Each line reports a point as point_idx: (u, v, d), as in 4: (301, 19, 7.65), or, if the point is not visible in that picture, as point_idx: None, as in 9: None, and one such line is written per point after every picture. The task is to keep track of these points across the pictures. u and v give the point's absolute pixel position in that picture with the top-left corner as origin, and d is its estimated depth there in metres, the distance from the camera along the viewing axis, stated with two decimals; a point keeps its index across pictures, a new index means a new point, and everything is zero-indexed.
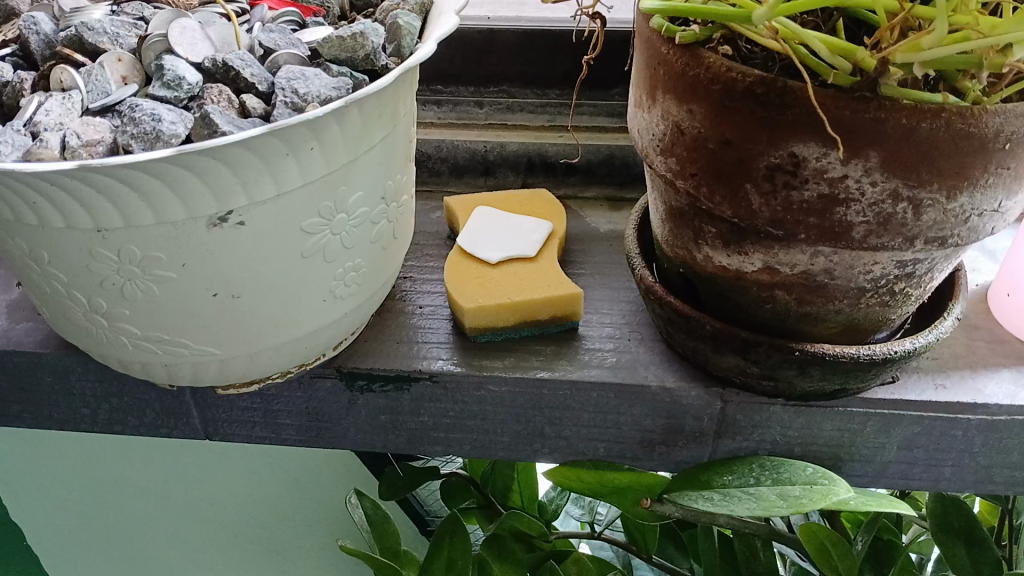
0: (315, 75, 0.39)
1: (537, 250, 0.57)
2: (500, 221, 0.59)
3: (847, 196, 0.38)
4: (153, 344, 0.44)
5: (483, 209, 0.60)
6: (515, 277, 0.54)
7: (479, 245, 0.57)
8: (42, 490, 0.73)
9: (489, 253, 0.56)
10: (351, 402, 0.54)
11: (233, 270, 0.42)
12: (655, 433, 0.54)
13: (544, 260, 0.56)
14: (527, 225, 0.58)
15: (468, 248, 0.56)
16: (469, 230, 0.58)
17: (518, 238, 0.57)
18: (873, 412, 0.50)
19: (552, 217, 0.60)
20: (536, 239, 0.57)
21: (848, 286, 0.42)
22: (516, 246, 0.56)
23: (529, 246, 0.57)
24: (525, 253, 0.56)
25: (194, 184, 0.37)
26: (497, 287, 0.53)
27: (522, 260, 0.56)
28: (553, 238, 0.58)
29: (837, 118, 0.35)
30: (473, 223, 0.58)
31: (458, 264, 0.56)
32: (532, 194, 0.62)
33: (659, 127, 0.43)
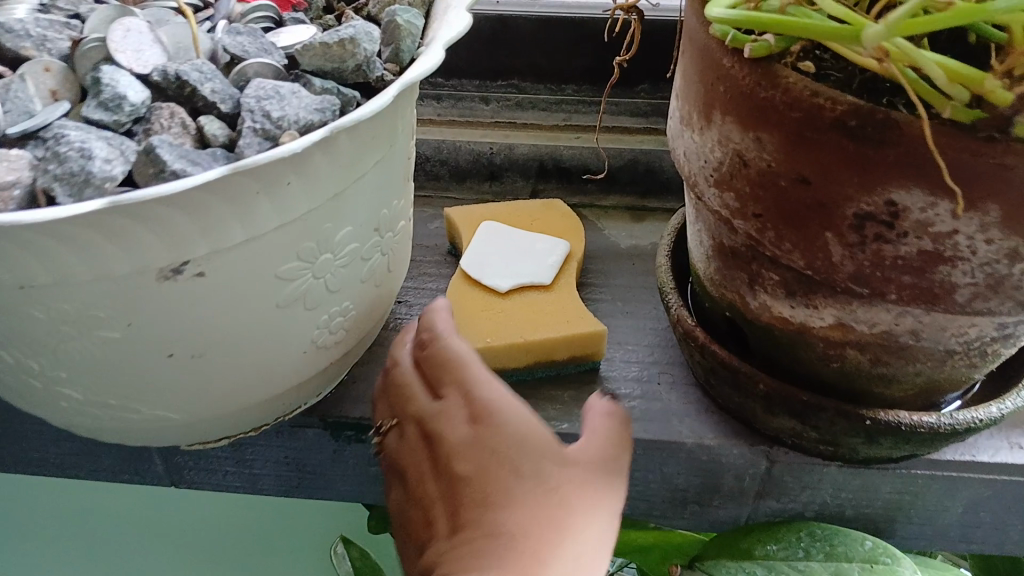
0: (291, 93, 0.31)
1: (554, 276, 0.49)
2: (509, 240, 0.51)
3: (954, 254, 0.30)
4: (100, 407, 0.37)
5: (490, 225, 0.52)
6: (530, 310, 0.47)
7: (485, 271, 0.49)
8: None
9: (499, 280, 0.48)
10: (336, 453, 0.47)
11: (195, 327, 0.34)
12: (688, 491, 0.47)
13: (562, 289, 0.49)
14: (540, 245, 0.51)
15: (473, 274, 0.49)
16: (474, 251, 0.50)
17: (531, 262, 0.50)
18: (938, 474, 0.44)
19: (570, 236, 0.53)
20: (552, 263, 0.50)
21: (934, 347, 0.35)
22: (529, 271, 0.49)
23: (544, 271, 0.49)
24: (541, 280, 0.48)
25: (138, 235, 0.29)
26: (508, 321, 0.46)
27: (537, 289, 0.48)
28: (571, 261, 0.51)
29: (955, 163, 0.28)
30: (479, 244, 0.51)
31: (461, 294, 0.48)
32: (544, 206, 0.55)
33: (713, 153, 0.35)
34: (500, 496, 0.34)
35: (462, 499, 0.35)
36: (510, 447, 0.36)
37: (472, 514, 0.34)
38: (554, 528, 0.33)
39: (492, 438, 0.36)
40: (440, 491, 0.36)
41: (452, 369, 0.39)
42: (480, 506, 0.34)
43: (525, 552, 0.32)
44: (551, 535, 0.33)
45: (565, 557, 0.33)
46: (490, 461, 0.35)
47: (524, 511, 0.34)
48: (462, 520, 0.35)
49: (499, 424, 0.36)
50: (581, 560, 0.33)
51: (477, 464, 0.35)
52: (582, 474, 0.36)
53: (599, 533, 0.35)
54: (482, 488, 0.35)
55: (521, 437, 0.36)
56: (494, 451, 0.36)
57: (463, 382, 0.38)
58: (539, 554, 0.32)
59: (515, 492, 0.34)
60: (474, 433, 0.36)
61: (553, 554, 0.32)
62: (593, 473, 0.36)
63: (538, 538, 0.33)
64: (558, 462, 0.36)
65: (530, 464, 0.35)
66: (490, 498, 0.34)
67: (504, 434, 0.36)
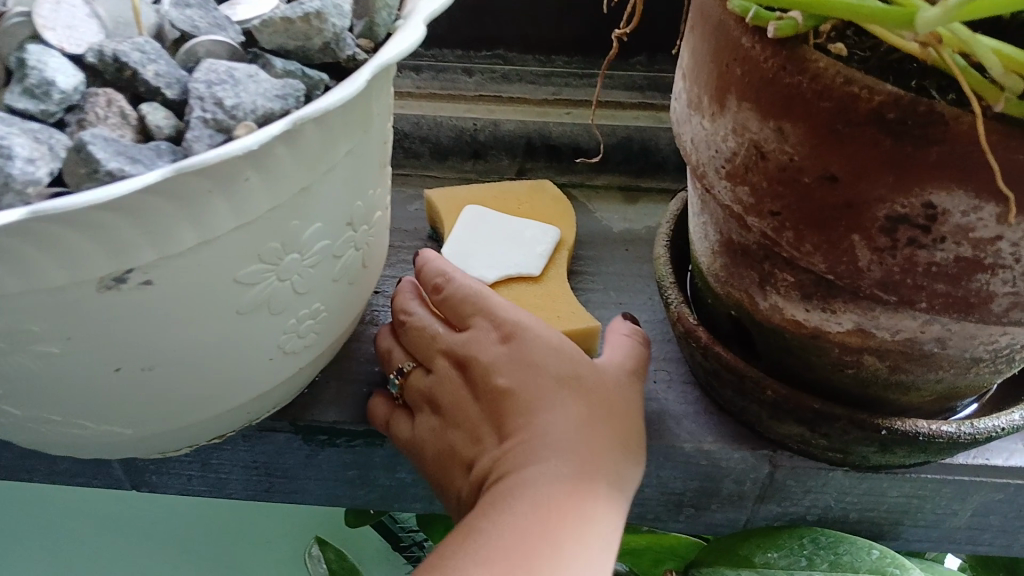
0: (249, 77, 0.27)
1: (543, 267, 0.46)
2: (496, 224, 0.48)
3: (994, 261, 0.27)
4: (41, 424, 0.33)
5: (474, 206, 0.48)
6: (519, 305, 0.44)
7: (472, 258, 0.46)
8: None
9: (487, 270, 0.45)
10: (308, 457, 0.44)
11: (147, 337, 0.30)
12: (684, 495, 0.44)
13: (550, 281, 0.46)
14: (529, 231, 0.48)
15: (459, 262, 0.45)
16: (458, 237, 0.47)
17: (519, 250, 0.47)
18: (950, 479, 0.41)
19: (558, 220, 0.50)
20: (541, 253, 0.47)
21: (960, 356, 0.33)
22: (518, 261, 0.46)
23: (533, 261, 0.46)
24: (530, 272, 0.46)
25: (73, 243, 0.25)
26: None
27: (524, 281, 0.46)
28: (561, 249, 0.48)
29: (1007, 163, 0.25)
30: (464, 227, 0.47)
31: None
32: (531, 184, 0.52)
33: (725, 142, 0.31)
34: (548, 402, 0.36)
35: (510, 411, 0.37)
36: (549, 358, 0.38)
37: (518, 427, 0.36)
38: (600, 426, 0.36)
39: (528, 353, 0.38)
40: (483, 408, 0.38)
41: (473, 299, 0.40)
42: (530, 414, 0.36)
43: (585, 450, 0.35)
44: (600, 431, 0.36)
45: (615, 451, 0.36)
46: (532, 373, 0.37)
47: (574, 414, 0.36)
48: (514, 430, 0.36)
49: (531, 341, 0.38)
50: (626, 452, 0.37)
51: (517, 380, 0.37)
52: (610, 377, 0.39)
53: (634, 429, 0.38)
54: (530, 398, 0.37)
55: (555, 348, 0.38)
56: (532, 364, 0.37)
57: (488, 307, 0.39)
58: (595, 450, 0.35)
59: (561, 398, 0.37)
60: (509, 350, 0.38)
61: (605, 447, 0.36)
62: (618, 378, 0.39)
63: (592, 438, 0.36)
64: (591, 368, 0.38)
65: (568, 373, 0.38)
66: (539, 406, 0.36)
67: (539, 346, 0.38)
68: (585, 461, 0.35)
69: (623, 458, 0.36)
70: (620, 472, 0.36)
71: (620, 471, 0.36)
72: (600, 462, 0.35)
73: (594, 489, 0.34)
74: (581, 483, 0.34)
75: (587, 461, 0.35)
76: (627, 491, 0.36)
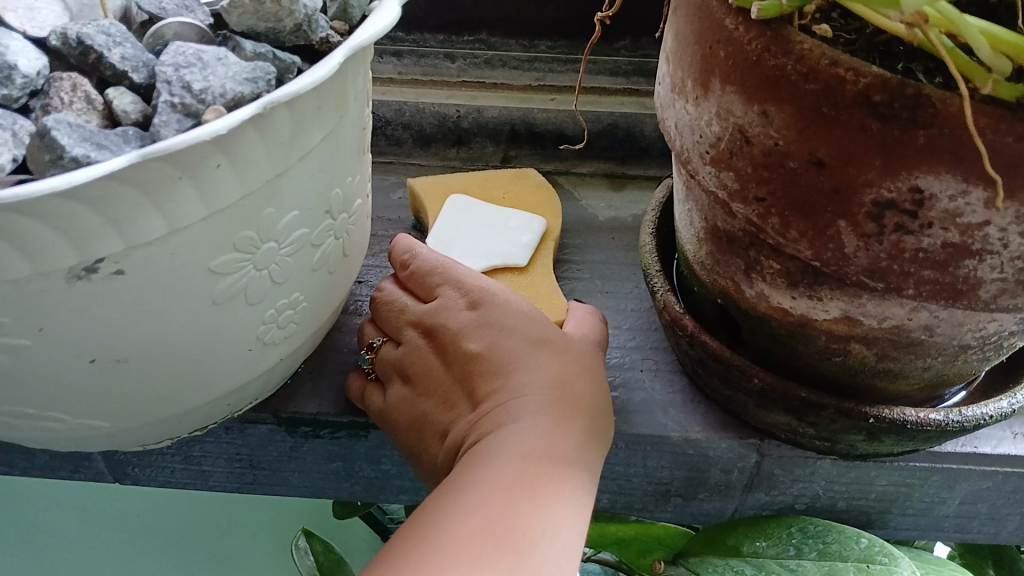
0: (217, 60, 0.26)
1: (528, 257, 0.46)
2: (481, 216, 0.47)
3: (983, 247, 0.27)
4: (14, 419, 0.32)
5: (458, 198, 0.48)
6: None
7: (455, 247, 0.45)
8: None
9: (469, 260, 0.45)
10: (291, 449, 0.44)
11: (120, 329, 0.30)
12: (671, 485, 0.44)
13: (537, 271, 0.46)
14: (514, 221, 0.47)
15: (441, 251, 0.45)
16: (441, 230, 0.46)
17: (504, 239, 0.46)
18: (939, 467, 0.41)
19: (542, 209, 0.49)
20: (526, 243, 0.46)
21: (948, 343, 0.32)
22: (503, 250, 0.46)
23: (519, 251, 0.46)
24: (515, 262, 0.45)
25: (37, 232, 0.24)
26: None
27: (510, 271, 0.45)
28: (547, 238, 0.48)
29: (996, 147, 0.24)
30: (448, 215, 0.47)
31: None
32: (514, 174, 0.51)
33: (710, 127, 0.31)
34: (520, 362, 0.37)
35: (482, 373, 0.37)
36: (519, 322, 0.39)
37: (489, 390, 0.37)
38: (573, 385, 0.37)
39: (496, 317, 0.39)
40: (455, 374, 0.38)
41: (440, 271, 0.41)
42: (503, 375, 0.37)
43: (558, 406, 0.36)
44: (573, 391, 0.37)
45: (587, 409, 0.37)
46: (502, 335, 0.38)
47: (547, 373, 0.37)
48: (487, 391, 0.37)
49: (500, 306, 0.39)
50: (598, 412, 0.37)
51: (486, 344, 0.38)
52: (578, 344, 0.40)
53: (603, 393, 0.38)
54: (501, 359, 0.37)
55: (524, 313, 0.39)
56: (501, 328, 0.38)
57: (455, 276, 0.40)
58: (568, 406, 0.36)
59: (533, 358, 0.37)
60: (477, 315, 0.39)
61: (578, 405, 0.36)
62: (585, 345, 0.40)
63: (564, 394, 0.36)
64: (560, 333, 0.39)
65: (538, 336, 0.38)
66: (511, 366, 0.37)
67: (509, 310, 0.39)
68: (558, 416, 0.35)
69: (595, 418, 0.37)
70: (594, 430, 0.36)
71: (594, 428, 0.36)
72: (573, 417, 0.36)
73: (569, 441, 0.34)
74: (556, 433, 0.34)
75: (561, 416, 0.35)
76: (601, 448, 0.36)
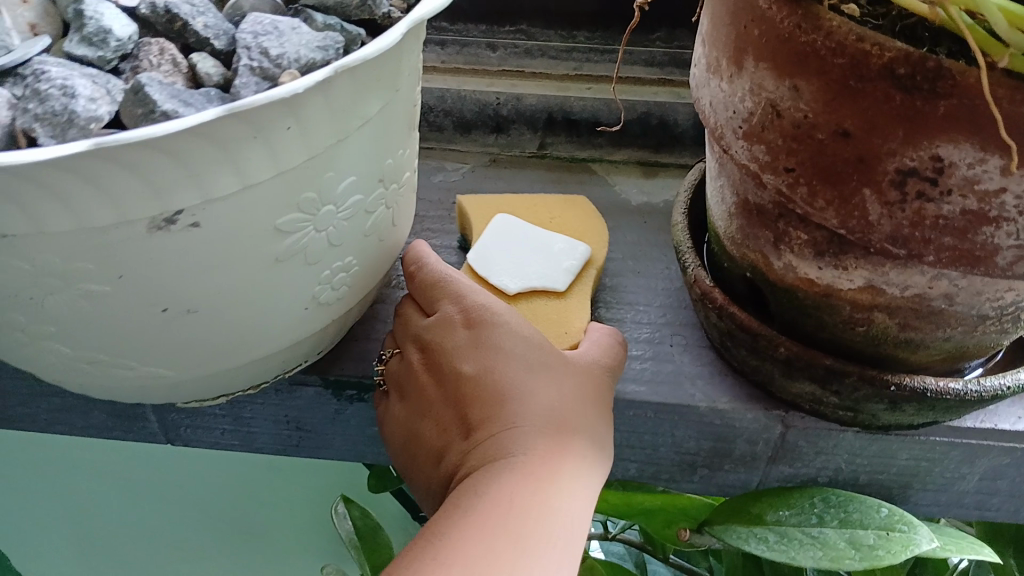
0: (291, 29, 0.28)
1: (568, 282, 0.46)
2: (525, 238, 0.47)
3: (999, 214, 0.28)
4: (89, 365, 0.35)
5: (506, 218, 0.49)
6: (535, 319, 0.44)
7: (494, 268, 0.46)
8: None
9: (507, 281, 0.45)
10: (337, 413, 0.46)
11: (190, 281, 0.32)
12: (698, 455, 0.46)
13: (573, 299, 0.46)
14: (558, 246, 0.47)
15: (480, 270, 0.46)
16: (483, 248, 0.47)
17: (545, 263, 0.46)
18: (959, 442, 0.42)
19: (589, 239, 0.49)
20: (567, 268, 0.46)
21: (967, 313, 0.34)
22: (543, 273, 0.45)
23: (559, 276, 0.46)
24: (553, 286, 0.45)
25: (127, 181, 0.27)
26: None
27: (547, 294, 0.45)
28: (590, 266, 0.47)
29: (1012, 117, 0.26)
30: (491, 237, 0.47)
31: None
32: (567, 201, 0.51)
33: (743, 102, 0.33)
34: (515, 390, 0.38)
35: (477, 399, 0.38)
36: (517, 345, 0.39)
37: (483, 413, 0.38)
38: (567, 415, 0.38)
39: (492, 340, 0.40)
40: (453, 395, 0.39)
41: (443, 284, 0.42)
42: (498, 402, 0.38)
43: (549, 439, 0.37)
44: (567, 422, 0.38)
45: (581, 441, 0.37)
46: (499, 360, 0.39)
47: (542, 404, 0.38)
48: (483, 417, 0.38)
49: (498, 327, 0.40)
50: (593, 442, 0.38)
51: (482, 365, 0.39)
52: (580, 368, 0.40)
53: (601, 421, 0.39)
54: (497, 386, 0.38)
55: (524, 335, 0.40)
56: (497, 348, 0.39)
57: (456, 292, 0.41)
58: (560, 438, 0.37)
59: (529, 385, 0.38)
60: (476, 336, 0.40)
61: (571, 437, 0.37)
62: (588, 368, 0.41)
63: (557, 426, 0.37)
64: (560, 358, 0.40)
65: (536, 361, 0.39)
66: (507, 394, 0.38)
67: (507, 333, 0.40)
68: (547, 450, 0.36)
69: (590, 449, 0.38)
70: (587, 463, 0.37)
71: (587, 460, 0.37)
72: (564, 450, 0.36)
73: (558, 475, 0.35)
74: (543, 470, 0.35)
75: (550, 451, 0.36)
76: (594, 479, 0.37)
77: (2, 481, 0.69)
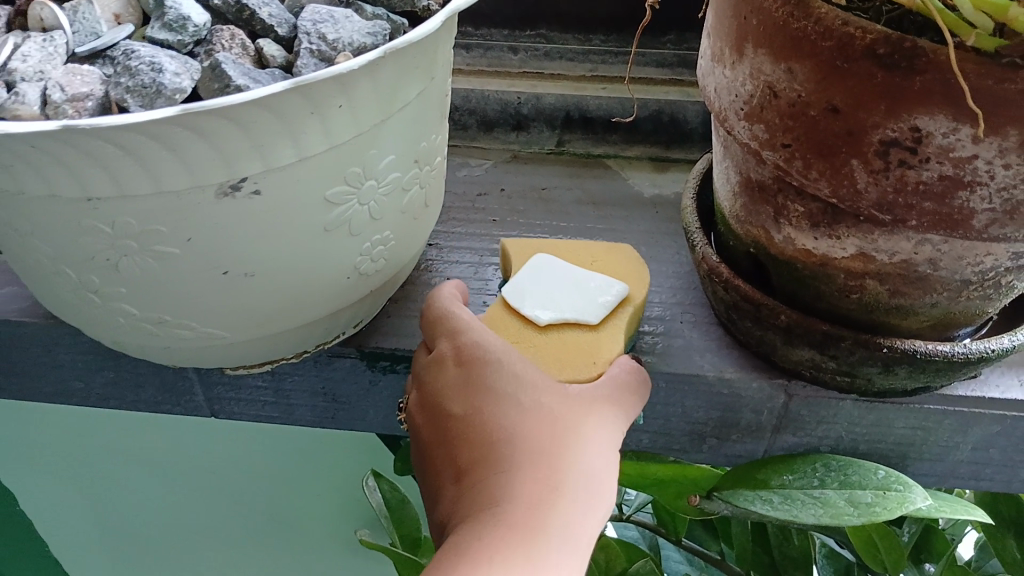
0: (345, 18, 0.33)
1: (602, 316, 0.44)
2: (562, 272, 0.46)
3: (973, 179, 0.32)
4: (154, 325, 0.39)
5: (545, 255, 0.47)
6: (565, 351, 0.43)
7: (527, 298, 0.44)
8: (41, 443, 0.71)
9: (538, 312, 0.44)
10: (371, 384, 0.50)
11: (247, 246, 0.36)
12: (707, 425, 0.49)
13: (606, 333, 0.44)
14: (595, 282, 0.45)
15: (512, 298, 0.44)
16: (518, 278, 0.45)
17: (579, 296, 0.44)
18: (952, 410, 0.45)
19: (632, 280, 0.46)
20: (603, 303, 0.44)
21: (951, 278, 0.37)
22: (576, 306, 0.44)
23: (593, 309, 0.44)
24: (586, 318, 0.43)
25: (202, 148, 0.31)
26: (538, 362, 0.42)
27: (580, 326, 0.44)
28: (627, 304, 0.45)
29: (979, 89, 0.29)
30: (529, 269, 0.46)
31: (495, 322, 0.44)
32: (609, 247, 0.49)
33: (744, 86, 0.36)
34: (503, 434, 0.38)
35: (468, 442, 0.39)
36: (509, 386, 0.39)
37: (472, 458, 0.38)
38: (557, 460, 0.37)
39: (480, 379, 0.40)
40: (448, 437, 0.40)
41: (443, 321, 0.43)
42: (486, 446, 0.38)
43: (533, 487, 0.36)
44: (556, 467, 0.37)
45: (570, 487, 0.37)
46: (488, 403, 0.39)
47: (530, 450, 0.37)
48: (472, 460, 0.38)
49: (489, 367, 0.40)
50: (585, 486, 0.37)
51: (471, 406, 0.40)
52: (579, 404, 0.40)
53: (599, 461, 0.38)
54: (486, 430, 0.39)
55: (516, 375, 0.40)
56: (484, 387, 0.40)
57: (451, 331, 0.42)
58: (546, 485, 0.36)
59: (518, 428, 0.38)
60: (468, 376, 0.40)
61: (559, 483, 0.37)
62: (590, 404, 0.40)
63: (543, 472, 0.37)
64: (555, 397, 0.39)
65: (528, 403, 0.39)
66: (496, 438, 0.38)
67: (498, 374, 0.40)
68: (530, 499, 0.36)
69: (581, 494, 0.37)
70: (574, 510, 0.36)
71: (575, 507, 0.36)
72: (549, 498, 0.36)
73: (536, 526, 0.35)
74: (521, 521, 0.35)
75: (533, 500, 0.36)
76: (584, 526, 0.36)
77: (46, 465, 0.73)
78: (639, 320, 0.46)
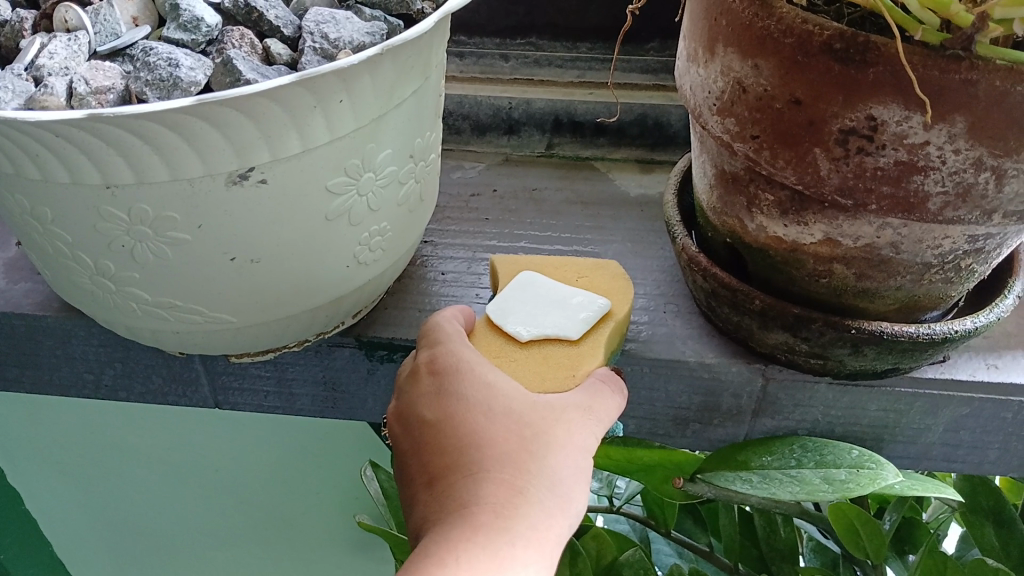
0: (346, 19, 0.37)
1: (581, 331, 0.44)
2: (545, 290, 0.46)
3: (926, 163, 0.34)
4: (164, 309, 0.41)
5: (530, 273, 0.48)
6: (545, 366, 0.43)
7: (508, 315, 0.45)
8: (46, 442, 0.73)
9: (518, 329, 0.44)
10: (370, 373, 0.52)
11: (252, 234, 0.38)
12: (690, 410, 0.52)
13: (586, 348, 0.44)
14: (576, 299, 0.46)
15: (494, 317, 0.45)
16: (502, 297, 0.46)
17: (561, 313, 0.45)
18: (922, 392, 0.48)
19: (616, 297, 0.47)
20: (584, 319, 0.45)
21: (913, 260, 0.39)
22: (557, 322, 0.44)
23: (572, 326, 0.44)
24: (566, 334, 0.44)
25: (212, 137, 0.33)
26: (519, 376, 0.42)
27: (560, 342, 0.44)
28: (609, 319, 0.45)
29: (925, 78, 0.32)
30: (512, 288, 0.47)
31: (479, 339, 0.45)
32: (595, 262, 0.50)
33: (716, 83, 0.39)
34: (472, 440, 0.38)
35: (438, 449, 0.38)
36: (479, 394, 0.39)
37: (442, 463, 0.38)
38: (526, 462, 0.37)
39: (452, 387, 0.40)
40: (419, 447, 0.39)
41: (426, 334, 0.43)
42: (456, 451, 0.38)
43: (500, 488, 0.36)
44: (524, 469, 0.37)
45: (538, 489, 0.36)
46: (458, 410, 0.39)
47: (498, 453, 0.37)
48: (442, 466, 0.38)
49: (461, 376, 0.40)
50: (554, 489, 0.37)
51: (443, 412, 0.39)
52: (550, 411, 0.39)
53: (569, 465, 0.38)
54: (455, 436, 0.38)
55: (488, 385, 0.40)
56: (457, 395, 0.39)
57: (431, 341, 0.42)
58: (512, 486, 0.36)
59: (487, 433, 0.38)
60: (440, 385, 0.40)
61: (527, 484, 0.36)
62: (561, 411, 0.39)
63: (510, 474, 0.36)
64: (526, 404, 0.39)
65: (498, 410, 0.38)
66: (465, 444, 0.38)
67: (470, 382, 0.40)
68: (497, 501, 0.35)
69: (549, 496, 0.37)
70: (543, 515, 0.36)
71: (543, 508, 0.36)
72: (515, 499, 0.36)
73: (502, 524, 0.34)
74: (487, 521, 0.34)
75: (499, 500, 0.35)
76: (551, 530, 0.36)
77: (53, 462, 0.75)
78: (622, 333, 0.46)
